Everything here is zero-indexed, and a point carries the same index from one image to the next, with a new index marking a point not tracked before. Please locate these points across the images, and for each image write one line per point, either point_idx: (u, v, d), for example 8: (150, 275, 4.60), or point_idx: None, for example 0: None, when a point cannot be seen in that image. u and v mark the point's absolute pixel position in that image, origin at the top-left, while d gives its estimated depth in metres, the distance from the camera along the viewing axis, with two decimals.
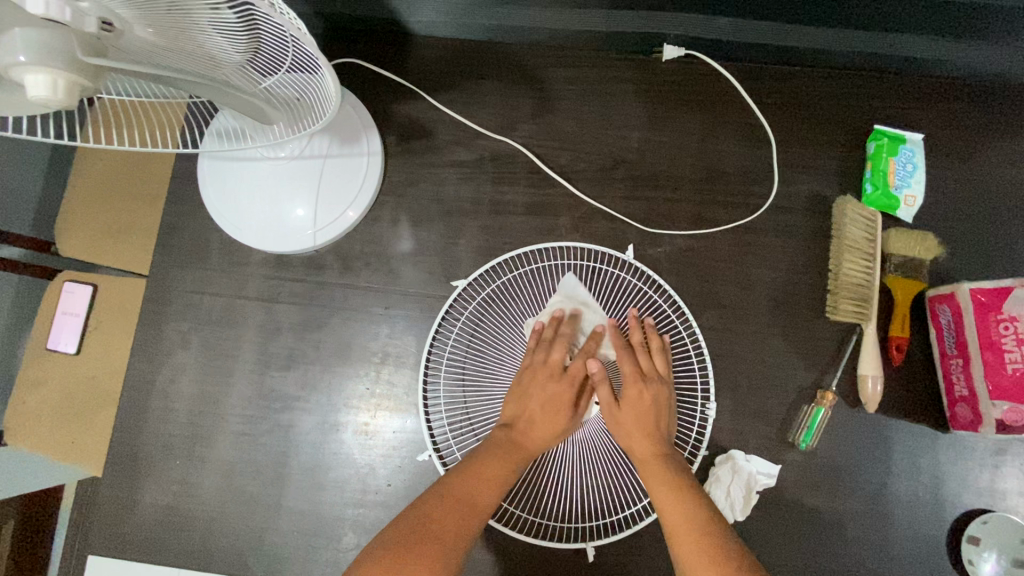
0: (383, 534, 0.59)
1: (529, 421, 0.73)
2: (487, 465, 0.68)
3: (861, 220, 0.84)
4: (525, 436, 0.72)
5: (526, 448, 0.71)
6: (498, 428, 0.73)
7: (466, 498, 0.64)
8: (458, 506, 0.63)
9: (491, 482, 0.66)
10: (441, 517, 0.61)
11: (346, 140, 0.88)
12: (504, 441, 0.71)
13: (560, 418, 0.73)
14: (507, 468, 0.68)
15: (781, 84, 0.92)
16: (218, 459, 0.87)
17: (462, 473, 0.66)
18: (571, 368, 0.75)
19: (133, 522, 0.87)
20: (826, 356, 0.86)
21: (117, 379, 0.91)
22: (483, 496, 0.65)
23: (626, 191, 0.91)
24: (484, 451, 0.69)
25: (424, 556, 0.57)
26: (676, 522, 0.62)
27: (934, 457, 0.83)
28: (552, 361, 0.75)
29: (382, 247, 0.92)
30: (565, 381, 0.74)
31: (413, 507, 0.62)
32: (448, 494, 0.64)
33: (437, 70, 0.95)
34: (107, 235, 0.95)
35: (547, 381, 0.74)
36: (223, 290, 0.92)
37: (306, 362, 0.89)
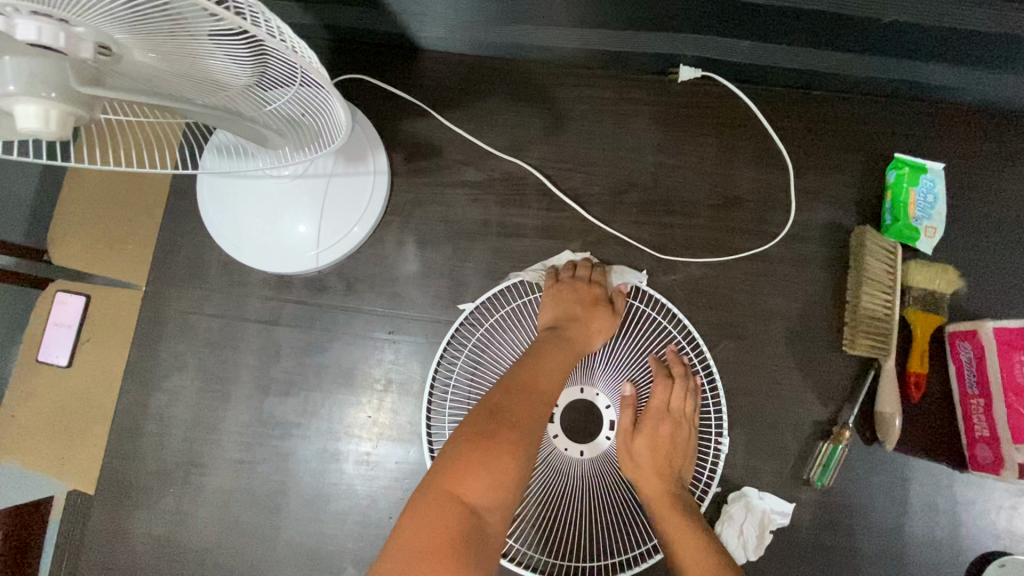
0: (461, 427, 0.64)
1: (574, 319, 0.78)
2: (544, 359, 0.72)
3: (882, 251, 0.82)
4: (577, 333, 0.77)
5: (576, 342, 0.76)
6: (546, 333, 0.77)
7: (528, 386, 0.69)
8: (526, 404, 0.67)
9: (554, 369, 0.72)
10: (513, 406, 0.66)
11: (352, 158, 0.85)
12: (557, 339, 0.75)
13: (604, 316, 0.79)
14: (563, 360, 0.73)
15: (797, 108, 0.90)
16: (212, 487, 0.84)
17: (529, 364, 0.71)
18: (597, 280, 0.82)
19: (125, 553, 0.83)
20: (842, 392, 0.83)
21: (110, 395, 0.88)
22: (546, 382, 0.70)
23: (640, 216, 0.88)
24: (539, 346, 0.74)
25: (504, 443, 0.63)
26: (691, 562, 0.66)
27: (952, 497, 0.81)
28: (579, 275, 0.82)
29: (387, 269, 0.89)
30: (597, 287, 0.81)
31: (484, 400, 0.67)
32: (512, 383, 0.69)
33: (446, 86, 0.92)
34: (97, 244, 0.92)
35: (584, 287, 0.81)
36: (221, 312, 0.89)
37: (306, 388, 0.86)
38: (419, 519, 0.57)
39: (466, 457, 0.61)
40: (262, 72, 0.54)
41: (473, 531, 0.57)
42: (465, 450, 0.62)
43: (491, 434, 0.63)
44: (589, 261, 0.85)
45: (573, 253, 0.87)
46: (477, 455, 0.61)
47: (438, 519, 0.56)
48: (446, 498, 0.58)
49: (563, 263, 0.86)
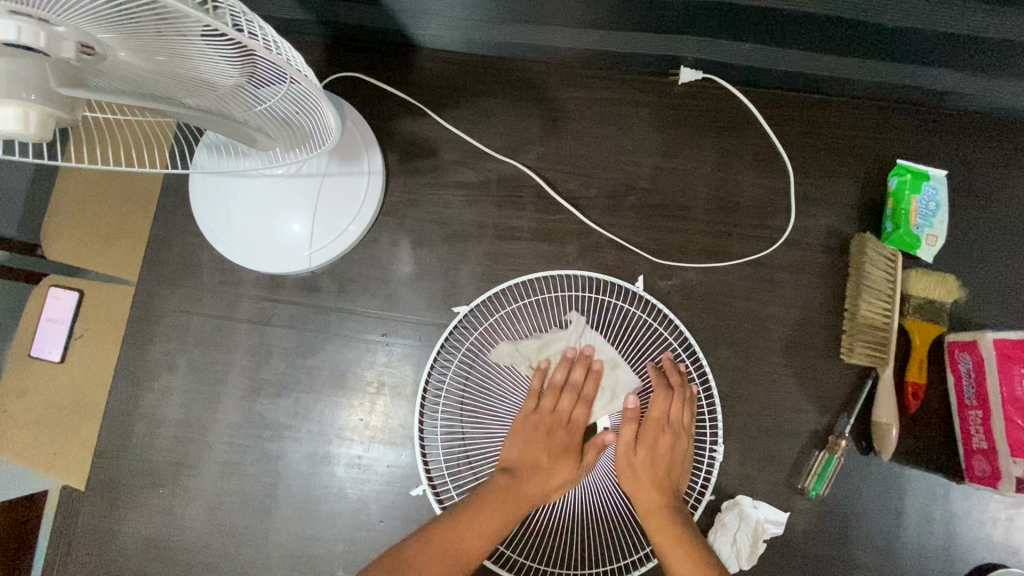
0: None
1: (533, 469, 0.70)
2: (480, 514, 0.66)
3: (881, 259, 0.81)
4: (530, 486, 0.69)
5: (526, 498, 0.69)
6: (502, 471, 0.70)
7: (442, 552, 0.64)
8: (429, 574, 0.63)
9: (483, 530, 0.66)
10: (417, 571, 0.62)
11: (347, 158, 0.84)
12: (504, 489, 0.69)
13: (566, 469, 0.71)
14: (501, 519, 0.67)
15: (799, 113, 0.89)
16: (202, 488, 0.83)
17: (456, 518, 0.66)
18: (576, 419, 0.74)
19: (114, 553, 0.83)
20: (839, 400, 0.83)
21: (101, 391, 0.87)
22: (468, 547, 0.65)
23: (637, 220, 0.87)
24: (481, 496, 0.68)
25: None
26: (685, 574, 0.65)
27: (948, 508, 0.80)
28: (558, 408, 0.73)
29: (381, 270, 0.88)
30: (571, 429, 0.73)
31: (399, 548, 0.65)
32: (429, 545, 0.64)
33: (443, 85, 0.91)
34: (92, 237, 0.91)
35: (557, 425, 0.73)
36: (213, 311, 0.88)
37: (298, 389, 0.85)
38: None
39: None
40: (251, 72, 0.53)
41: None
42: None
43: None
44: (583, 369, 0.75)
45: (575, 343, 0.77)
46: None
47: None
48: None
49: (556, 360, 0.76)
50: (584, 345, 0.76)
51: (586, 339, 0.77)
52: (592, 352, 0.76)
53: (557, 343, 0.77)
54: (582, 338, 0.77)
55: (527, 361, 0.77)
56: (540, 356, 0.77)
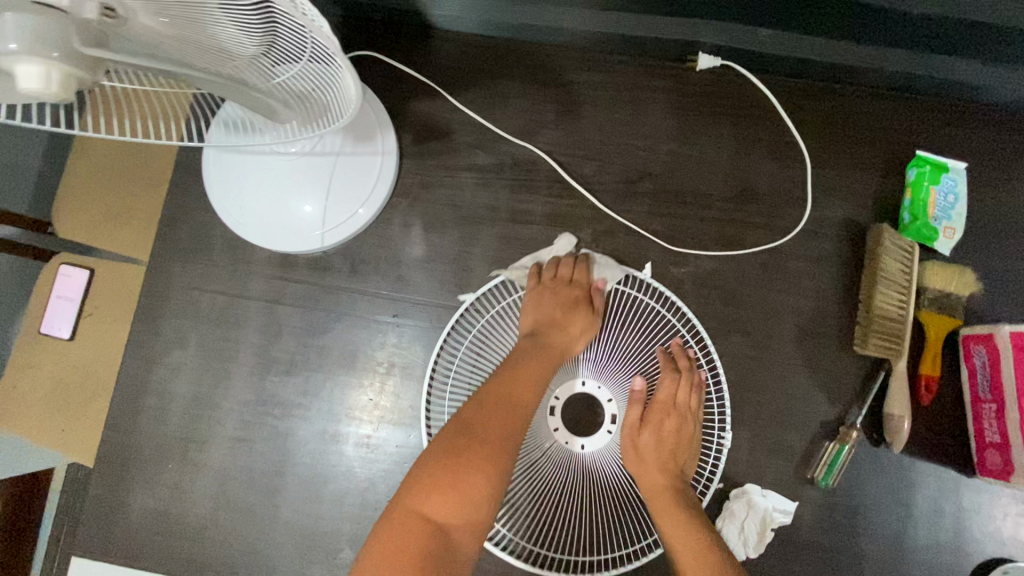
0: (432, 446, 0.64)
1: (552, 325, 0.77)
2: (521, 368, 0.72)
3: (899, 250, 0.80)
4: (554, 338, 0.76)
5: (552, 348, 0.75)
6: (526, 335, 0.76)
7: (505, 401, 0.68)
8: (495, 421, 0.66)
9: (528, 378, 0.71)
10: (485, 420, 0.65)
11: (361, 137, 0.84)
12: (531, 347, 0.74)
13: (581, 317, 0.78)
14: (540, 368, 0.72)
15: (818, 102, 0.88)
16: (210, 464, 0.84)
17: (500, 377, 0.70)
18: (578, 279, 0.81)
19: (123, 526, 0.83)
20: (851, 392, 0.82)
21: (111, 370, 0.87)
22: (522, 395, 0.69)
23: (651, 206, 0.87)
24: (516, 356, 0.73)
25: (474, 459, 0.62)
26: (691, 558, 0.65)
27: (958, 502, 0.80)
28: (560, 277, 0.81)
29: (392, 252, 0.88)
30: (576, 287, 0.80)
31: (455, 417, 0.67)
32: (486, 399, 0.68)
33: (459, 66, 0.91)
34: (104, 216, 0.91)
35: (562, 287, 0.80)
36: (225, 289, 0.88)
37: (308, 368, 0.85)
38: (387, 539, 0.57)
39: (428, 478, 0.61)
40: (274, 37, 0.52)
41: (433, 554, 0.57)
42: (430, 472, 0.61)
43: (465, 450, 0.63)
44: (570, 253, 0.84)
45: (571, 251, 0.86)
46: (439, 476, 0.61)
47: (406, 543, 0.57)
48: (412, 518, 0.59)
49: (545, 257, 0.85)
50: (565, 238, 0.86)
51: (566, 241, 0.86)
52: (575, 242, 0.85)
53: (540, 253, 0.86)
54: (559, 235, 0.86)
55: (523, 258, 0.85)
56: (530, 258, 0.86)
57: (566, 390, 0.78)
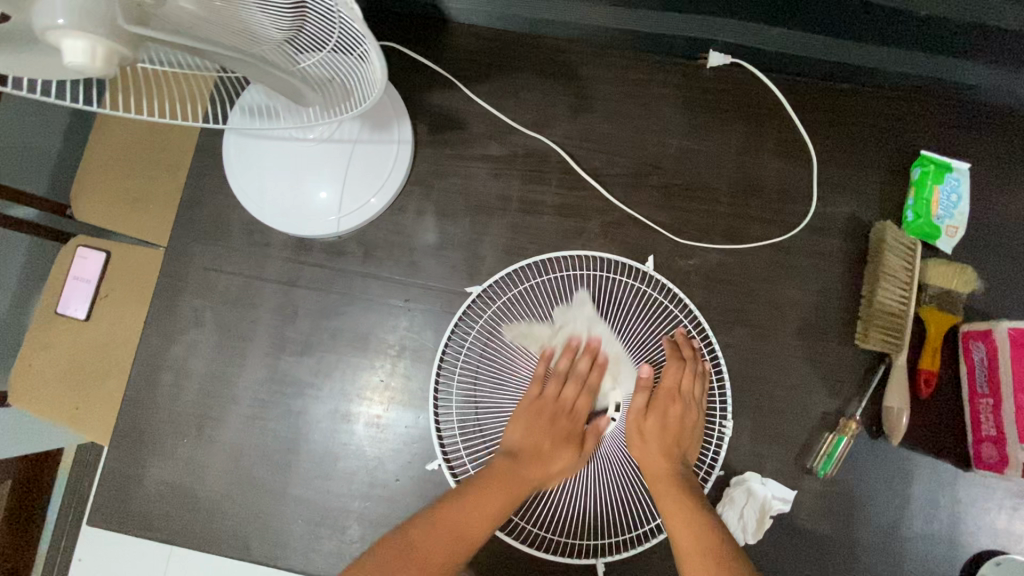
0: (364, 561, 0.61)
1: (537, 451, 0.72)
2: (486, 494, 0.67)
3: (901, 247, 0.81)
4: (534, 471, 0.71)
5: (528, 480, 0.71)
6: (504, 456, 0.72)
7: (457, 523, 0.65)
8: (440, 551, 0.62)
9: (491, 510, 0.67)
10: (426, 550, 0.62)
11: (377, 126, 0.86)
12: (507, 471, 0.70)
13: (567, 456, 0.73)
14: (505, 498, 0.68)
15: (825, 101, 0.89)
16: (224, 439, 0.86)
17: (461, 500, 0.67)
18: (578, 407, 0.76)
19: (137, 498, 0.85)
20: (851, 385, 0.84)
21: (127, 350, 0.94)
22: (476, 526, 0.65)
23: (659, 200, 0.89)
24: (486, 478, 0.69)
25: None
26: (690, 544, 0.65)
27: (953, 494, 0.81)
28: (563, 396, 0.75)
29: (405, 238, 0.90)
30: (574, 418, 0.75)
31: (403, 531, 0.64)
32: (436, 521, 0.64)
33: (474, 59, 0.93)
34: (118, 207, 0.98)
35: (560, 413, 0.75)
36: (242, 270, 0.90)
37: (321, 349, 0.88)
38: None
39: None
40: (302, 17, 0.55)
41: None
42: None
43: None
44: (590, 361, 0.77)
45: (589, 325, 0.80)
46: None
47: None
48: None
49: (564, 349, 0.79)
50: (593, 338, 0.79)
51: (595, 327, 0.80)
52: (605, 344, 0.79)
53: (568, 332, 0.79)
54: (595, 321, 0.80)
55: (540, 342, 0.80)
56: (548, 342, 0.79)
57: None
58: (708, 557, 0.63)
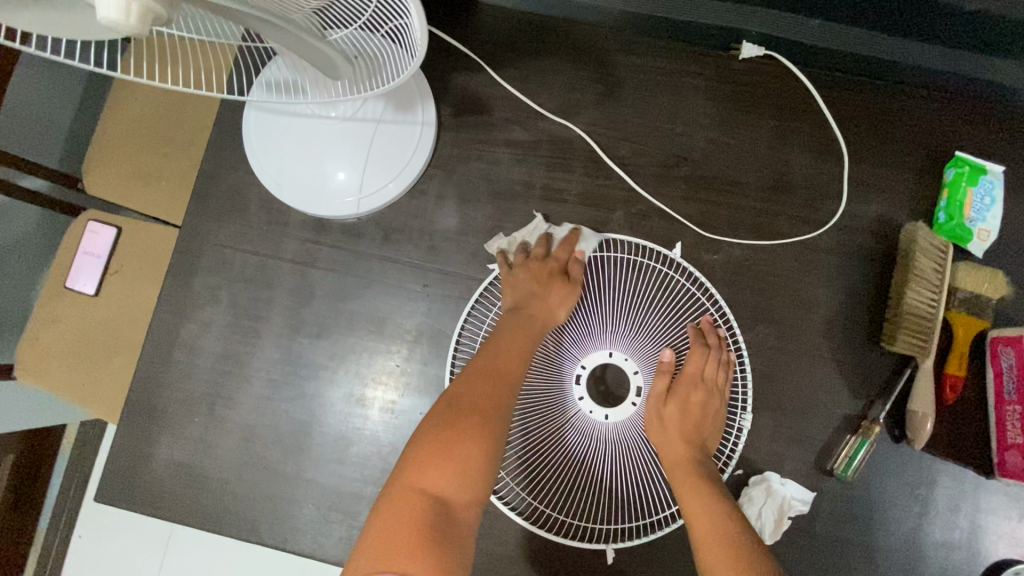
0: (427, 422, 0.64)
1: (532, 298, 0.77)
2: (506, 342, 0.72)
3: (933, 249, 0.79)
4: (536, 311, 0.76)
5: (536, 320, 0.76)
6: (508, 313, 0.77)
7: (492, 373, 0.68)
8: (486, 389, 0.67)
9: (513, 351, 0.71)
10: (474, 395, 0.66)
11: (402, 106, 0.84)
12: (516, 322, 0.75)
13: (559, 287, 0.78)
14: (525, 340, 0.73)
15: (859, 97, 0.87)
16: (237, 419, 0.85)
17: (482, 353, 0.71)
18: (556, 256, 0.82)
19: (145, 476, 0.84)
20: (875, 387, 0.82)
21: (133, 319, 1.07)
22: (506, 364, 0.70)
23: (686, 191, 0.87)
24: (502, 331, 0.74)
25: (466, 432, 0.62)
26: (706, 529, 0.64)
27: (975, 502, 0.80)
28: (534, 257, 0.81)
29: (425, 222, 0.89)
30: (550, 262, 0.81)
31: (444, 394, 0.67)
32: (474, 372, 0.69)
33: (502, 42, 0.91)
34: (144, 188, 1.08)
35: (534, 267, 0.80)
36: (258, 249, 0.89)
37: (337, 331, 0.86)
38: (384, 522, 0.55)
39: (420, 451, 0.60)
40: None
41: (439, 531, 0.54)
42: (423, 445, 0.61)
43: (459, 423, 0.63)
44: (545, 236, 0.83)
45: (541, 219, 0.87)
46: (434, 449, 0.61)
47: (408, 517, 0.55)
48: (411, 491, 0.57)
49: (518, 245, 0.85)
50: (540, 228, 0.86)
51: (546, 221, 0.87)
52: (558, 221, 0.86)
53: (518, 238, 0.86)
54: (549, 229, 0.86)
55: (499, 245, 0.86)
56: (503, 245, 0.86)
57: (593, 360, 0.77)
58: (724, 540, 0.62)
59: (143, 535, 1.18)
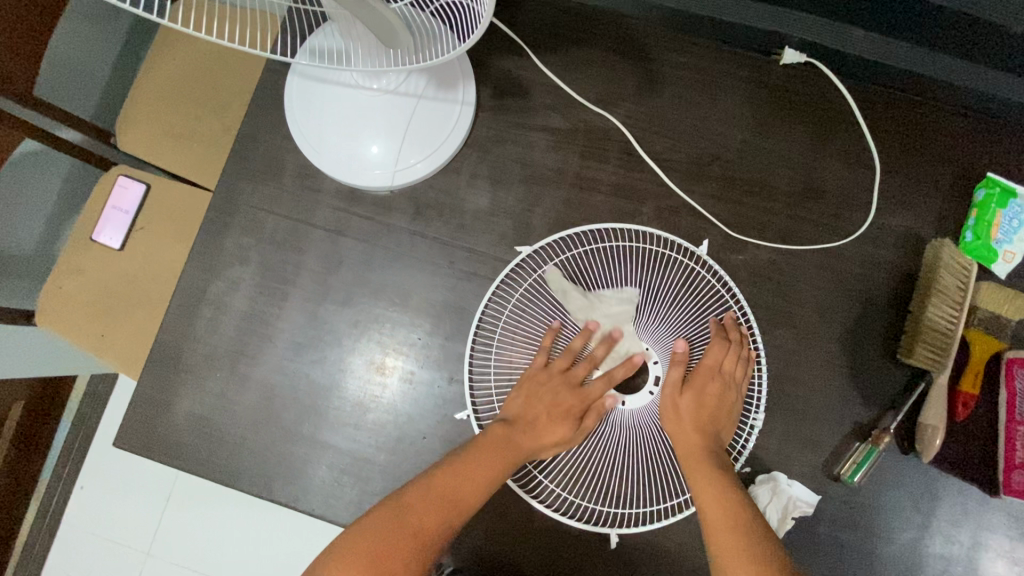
0: (375, 511, 0.65)
1: (531, 425, 0.74)
2: (478, 461, 0.70)
3: (955, 267, 0.80)
4: (524, 438, 0.73)
5: (519, 450, 0.73)
6: (499, 421, 0.74)
7: (449, 495, 0.67)
8: (427, 514, 0.65)
9: (482, 477, 0.69)
10: (422, 510, 0.65)
11: (444, 83, 0.84)
12: (502, 439, 0.72)
13: (562, 430, 0.74)
14: (496, 467, 0.70)
15: (896, 112, 0.88)
16: (258, 377, 0.86)
17: (453, 463, 0.69)
18: (584, 386, 0.76)
19: (164, 427, 0.85)
20: (888, 398, 0.84)
21: (156, 276, 1.08)
22: (465, 492, 0.68)
23: (716, 191, 0.88)
24: (481, 444, 0.71)
25: (398, 550, 0.62)
26: (721, 520, 0.66)
27: (978, 519, 0.81)
28: (572, 372, 0.76)
29: (456, 200, 0.90)
30: (578, 395, 0.75)
31: (396, 493, 0.67)
32: (434, 486, 0.67)
33: (546, 29, 0.92)
34: (178, 146, 1.09)
35: (562, 389, 0.75)
36: (291, 212, 0.90)
37: (362, 300, 0.88)
38: None
39: (354, 548, 0.62)
40: None
41: None
42: (359, 543, 0.62)
43: (393, 534, 0.63)
44: (604, 347, 0.77)
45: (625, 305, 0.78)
46: (368, 550, 0.61)
47: None
48: None
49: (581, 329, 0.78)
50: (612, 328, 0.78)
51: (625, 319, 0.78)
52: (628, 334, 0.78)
53: (590, 318, 0.78)
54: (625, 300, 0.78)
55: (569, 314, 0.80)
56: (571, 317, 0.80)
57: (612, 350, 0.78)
58: (737, 529, 0.64)
59: (147, 482, 1.20)
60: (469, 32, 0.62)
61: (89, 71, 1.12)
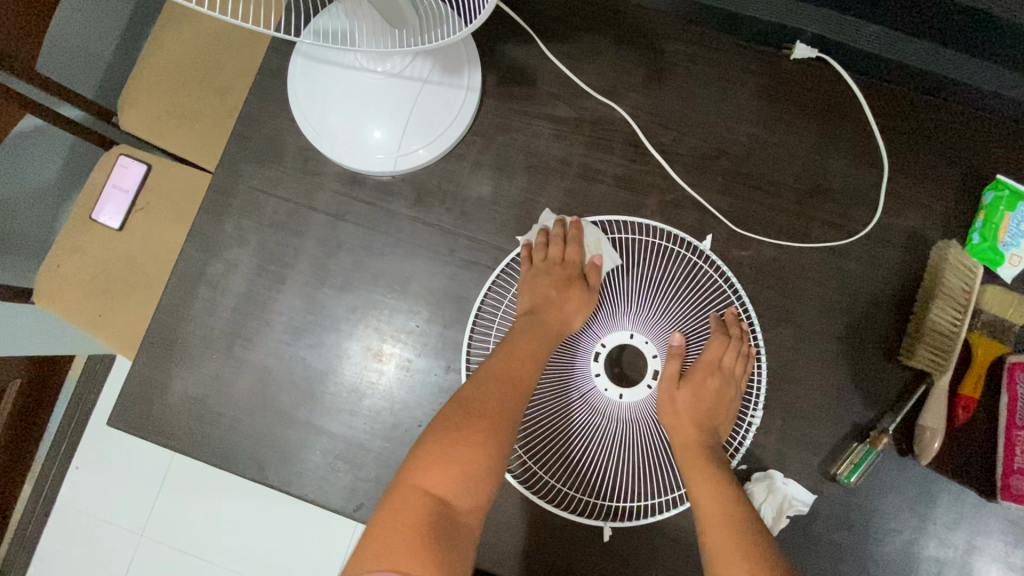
0: (437, 420, 0.69)
1: (548, 305, 0.79)
2: (518, 346, 0.75)
3: (962, 269, 0.79)
4: (552, 318, 0.78)
5: (552, 326, 0.78)
6: (520, 318, 0.79)
7: (504, 378, 0.71)
8: (490, 398, 0.70)
9: (524, 354, 0.74)
10: (482, 398, 0.69)
11: (448, 68, 0.83)
12: (530, 326, 0.77)
13: (576, 294, 0.81)
14: (535, 345, 0.75)
15: (908, 110, 0.87)
16: (254, 361, 0.86)
17: (493, 357, 0.73)
18: (569, 256, 0.83)
19: (158, 407, 0.85)
20: (887, 399, 0.83)
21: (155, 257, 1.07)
22: (517, 370, 0.72)
23: (721, 185, 0.87)
24: (513, 335, 0.76)
25: (473, 433, 0.67)
26: (714, 515, 0.65)
27: (975, 522, 0.80)
28: (553, 255, 0.83)
29: (458, 188, 0.89)
30: (567, 266, 0.82)
31: (456, 396, 0.71)
32: (484, 376, 0.71)
33: (555, 17, 0.91)
34: (177, 128, 1.07)
35: (553, 268, 0.82)
36: (291, 195, 0.89)
37: (361, 286, 0.87)
38: (393, 510, 0.62)
39: (431, 453, 0.65)
40: None
41: (442, 525, 0.61)
42: (434, 448, 0.66)
43: (464, 424, 0.67)
44: (561, 228, 0.84)
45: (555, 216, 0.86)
46: (442, 450, 0.66)
47: (411, 514, 0.61)
48: (414, 493, 0.63)
49: (538, 233, 0.85)
50: (556, 213, 0.85)
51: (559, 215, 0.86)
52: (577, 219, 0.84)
53: (540, 224, 0.86)
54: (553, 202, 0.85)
55: (520, 237, 0.85)
56: (524, 234, 0.85)
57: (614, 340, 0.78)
58: (730, 525, 0.64)
59: (143, 462, 1.20)
60: (474, 16, 0.61)
61: (91, 49, 1.11)
